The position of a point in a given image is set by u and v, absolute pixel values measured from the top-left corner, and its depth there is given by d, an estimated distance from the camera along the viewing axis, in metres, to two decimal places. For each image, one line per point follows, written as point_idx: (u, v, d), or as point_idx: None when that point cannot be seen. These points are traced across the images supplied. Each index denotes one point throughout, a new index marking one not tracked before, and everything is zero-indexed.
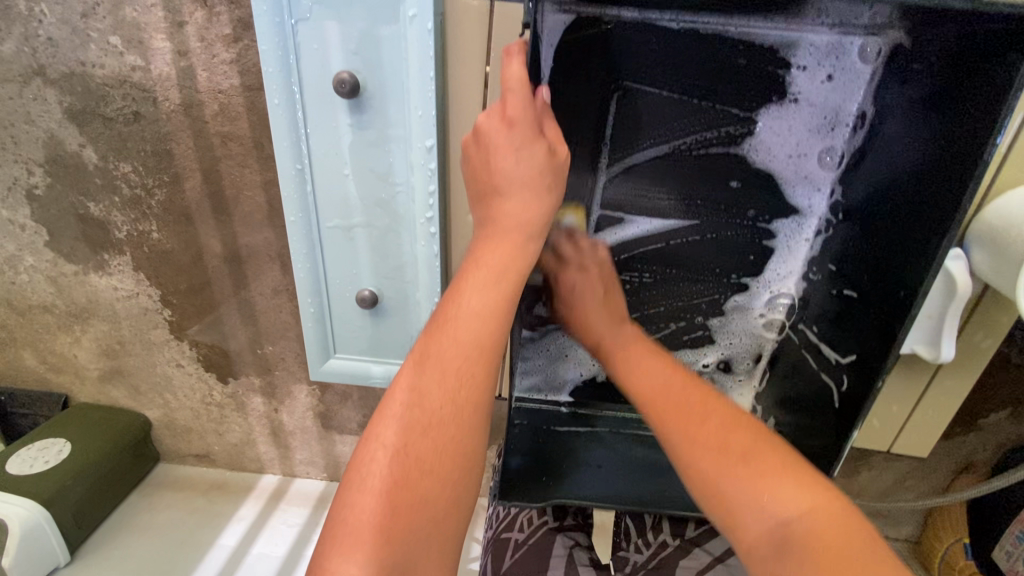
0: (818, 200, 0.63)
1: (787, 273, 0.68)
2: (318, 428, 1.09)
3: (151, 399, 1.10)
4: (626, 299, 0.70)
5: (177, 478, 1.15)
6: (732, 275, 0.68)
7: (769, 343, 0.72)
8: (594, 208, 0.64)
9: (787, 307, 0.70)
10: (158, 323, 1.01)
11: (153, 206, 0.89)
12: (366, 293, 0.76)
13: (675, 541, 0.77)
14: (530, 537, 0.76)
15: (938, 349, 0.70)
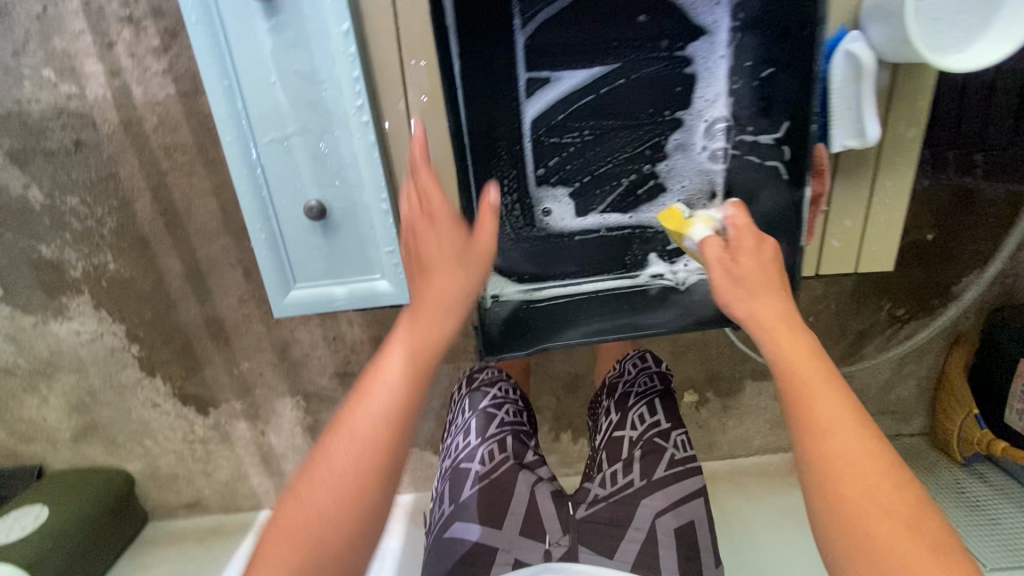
0: (721, 12, 0.52)
1: (715, 97, 0.56)
2: (309, 444, 1.04)
3: (131, 450, 1.05)
4: (572, 164, 0.58)
5: (171, 530, 1.10)
6: (667, 110, 0.57)
7: (721, 176, 0.58)
8: (511, 63, 0.53)
9: (729, 131, 0.57)
10: (127, 362, 0.98)
11: (106, 235, 0.88)
12: (313, 203, 0.55)
13: (642, 482, 0.66)
14: (493, 469, 0.67)
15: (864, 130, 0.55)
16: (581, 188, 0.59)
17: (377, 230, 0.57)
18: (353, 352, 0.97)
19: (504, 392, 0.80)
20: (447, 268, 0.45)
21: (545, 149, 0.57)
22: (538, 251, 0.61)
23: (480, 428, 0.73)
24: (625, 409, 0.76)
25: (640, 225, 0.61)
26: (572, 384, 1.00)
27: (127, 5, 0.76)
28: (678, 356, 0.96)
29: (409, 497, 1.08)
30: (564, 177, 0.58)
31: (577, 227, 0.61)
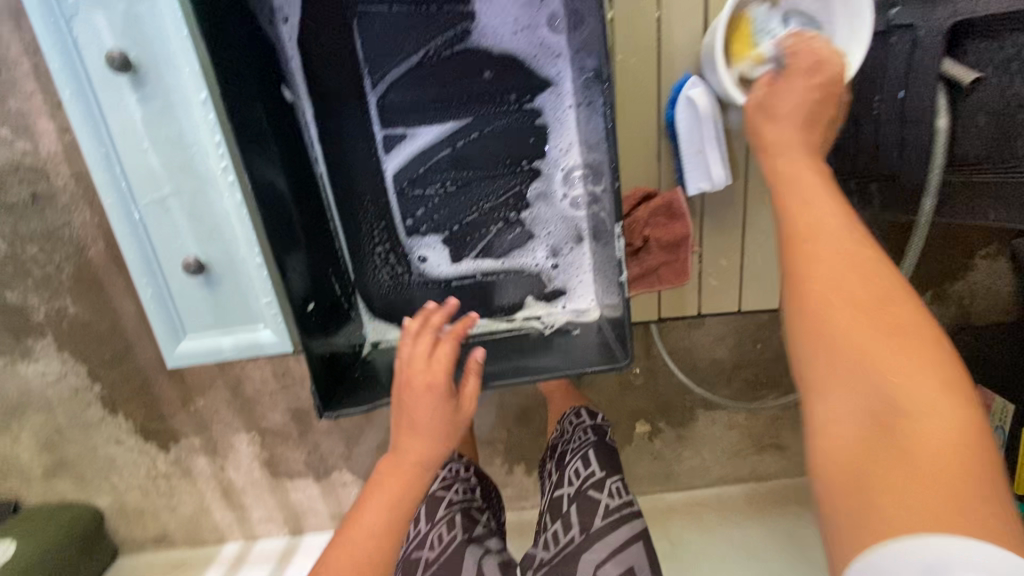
0: (563, 65, 0.64)
1: (568, 146, 0.67)
2: (268, 478, 1.06)
3: (100, 486, 1.08)
4: (441, 211, 0.68)
5: (138, 565, 1.12)
6: (523, 161, 0.67)
7: (582, 220, 0.69)
8: (375, 129, 0.65)
9: (581, 177, 0.67)
10: (91, 401, 1.01)
11: (64, 281, 0.93)
12: (191, 259, 0.65)
13: (581, 535, 0.64)
14: (440, 556, 0.64)
15: (713, 175, 0.70)
16: (457, 233, 0.69)
17: (255, 284, 0.68)
18: (303, 388, 0.99)
19: (453, 468, 0.73)
20: (427, 433, 0.55)
21: (415, 199, 0.68)
22: (420, 293, 0.70)
23: (427, 508, 0.68)
24: (562, 467, 0.71)
25: (509, 263, 0.70)
26: (522, 417, 0.99)
27: None
28: (625, 386, 0.95)
29: None
30: (437, 223, 0.69)
31: (455, 267, 0.70)
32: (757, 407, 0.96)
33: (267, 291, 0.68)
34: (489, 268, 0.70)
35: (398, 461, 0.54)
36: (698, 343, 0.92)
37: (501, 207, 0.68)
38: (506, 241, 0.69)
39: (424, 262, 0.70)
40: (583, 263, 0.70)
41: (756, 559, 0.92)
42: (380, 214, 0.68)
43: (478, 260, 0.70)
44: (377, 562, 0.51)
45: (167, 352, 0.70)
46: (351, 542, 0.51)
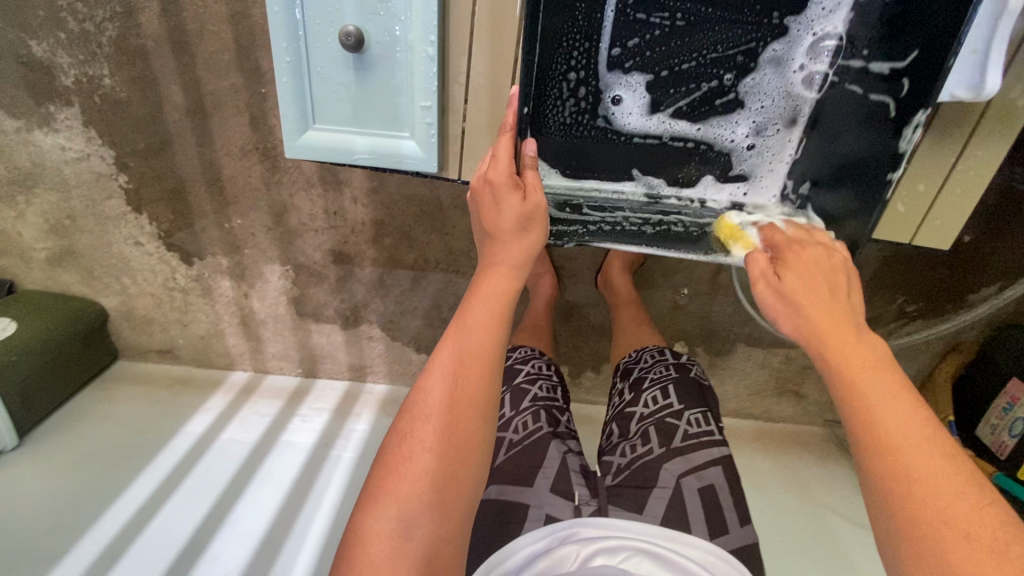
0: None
1: (834, 8, 0.57)
2: (292, 316, 1.02)
3: (108, 285, 1.01)
4: (656, 49, 0.58)
5: (140, 373, 1.08)
6: (775, 13, 0.57)
7: (807, 103, 0.62)
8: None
9: (834, 51, 0.59)
10: (113, 192, 0.92)
11: (105, 45, 0.80)
12: (350, 28, 0.49)
13: (661, 449, 0.63)
14: (526, 440, 0.65)
15: (981, 85, 0.51)
16: (666, 79, 0.60)
17: (416, 78, 0.52)
18: (351, 232, 0.93)
19: (537, 367, 0.75)
20: (507, 236, 0.51)
21: (633, 25, 0.57)
22: (605, 144, 0.64)
23: (513, 399, 0.69)
24: (639, 389, 0.70)
25: (709, 133, 0.63)
26: (569, 312, 0.97)
27: None
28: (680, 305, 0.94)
29: (381, 387, 1.08)
30: (647, 61, 0.59)
31: (653, 118, 0.62)
32: (794, 354, 0.98)
33: (429, 94, 0.53)
34: (687, 131, 0.63)
35: (494, 267, 0.50)
36: None
37: (729, 62, 0.59)
38: (717, 104, 0.61)
39: (619, 107, 0.62)
40: (786, 146, 0.64)
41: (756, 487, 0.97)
42: (587, 32, 0.56)
43: (674, 119, 0.62)
44: (484, 358, 0.46)
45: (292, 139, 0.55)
46: (457, 338, 0.47)
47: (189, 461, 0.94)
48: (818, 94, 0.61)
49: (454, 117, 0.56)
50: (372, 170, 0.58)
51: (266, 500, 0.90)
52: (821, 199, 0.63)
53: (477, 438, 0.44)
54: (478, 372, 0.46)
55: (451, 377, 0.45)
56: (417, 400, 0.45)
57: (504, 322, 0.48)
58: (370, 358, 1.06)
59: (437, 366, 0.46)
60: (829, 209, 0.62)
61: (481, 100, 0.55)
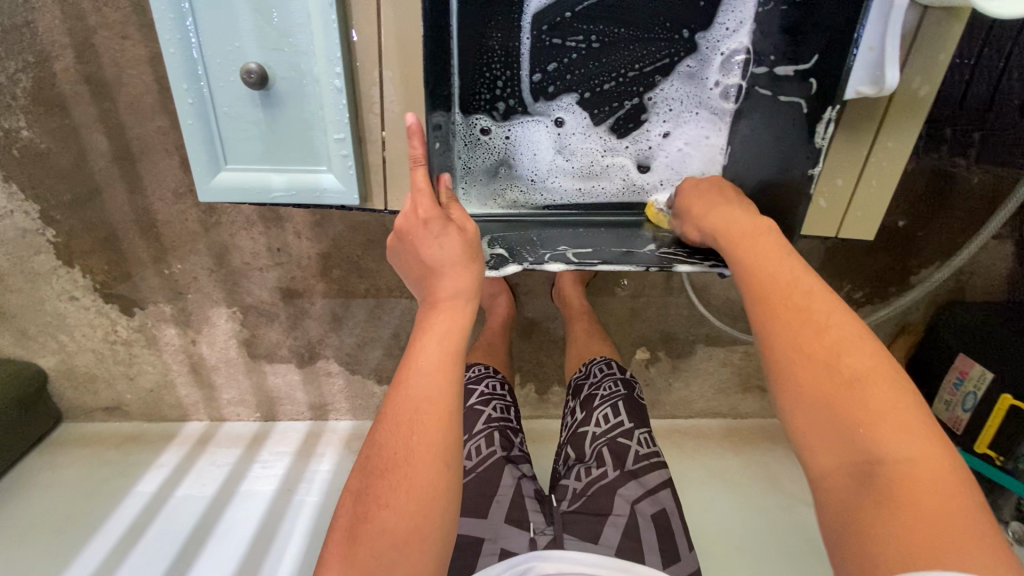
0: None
1: (737, 25, 0.59)
2: (244, 359, 0.99)
3: (44, 344, 0.96)
4: (576, 71, 0.59)
5: (85, 435, 1.02)
6: (685, 29, 0.59)
7: (727, 114, 0.62)
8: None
9: (744, 64, 0.60)
10: (41, 247, 0.88)
11: (19, 96, 0.77)
12: (252, 65, 0.48)
13: (616, 471, 0.62)
14: (478, 466, 0.63)
15: (881, 78, 0.51)
16: (589, 100, 0.61)
17: (326, 110, 0.51)
18: (299, 267, 0.90)
19: (491, 387, 0.72)
20: (447, 266, 0.49)
21: (551, 50, 0.58)
22: (536, 167, 0.64)
23: (466, 423, 0.67)
24: (590, 407, 0.69)
25: (635, 148, 0.63)
26: (528, 329, 0.96)
27: None
28: (637, 311, 0.95)
29: (346, 423, 1.05)
30: (570, 83, 0.60)
31: (584, 140, 0.63)
32: (752, 350, 0.98)
33: (342, 126, 0.51)
34: (616, 150, 0.63)
35: (435, 307, 0.48)
36: (716, 280, 0.91)
37: (645, 83, 0.60)
38: (637, 122, 0.62)
39: (555, 129, 0.62)
40: (716, 150, 0.64)
41: (733, 487, 0.96)
42: (505, 60, 0.58)
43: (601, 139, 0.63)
44: (439, 403, 0.43)
45: (204, 182, 0.53)
46: (403, 387, 0.44)
47: (141, 523, 0.89)
48: (735, 106, 0.62)
49: (372, 147, 0.54)
50: (294, 207, 0.56)
51: (228, 556, 0.86)
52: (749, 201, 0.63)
53: (427, 480, 0.41)
54: (431, 417, 0.43)
55: (401, 424, 0.43)
56: (369, 456, 0.43)
57: (460, 363, 0.46)
58: (330, 395, 1.03)
59: (389, 418, 0.44)
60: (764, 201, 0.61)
61: (399, 128, 0.53)
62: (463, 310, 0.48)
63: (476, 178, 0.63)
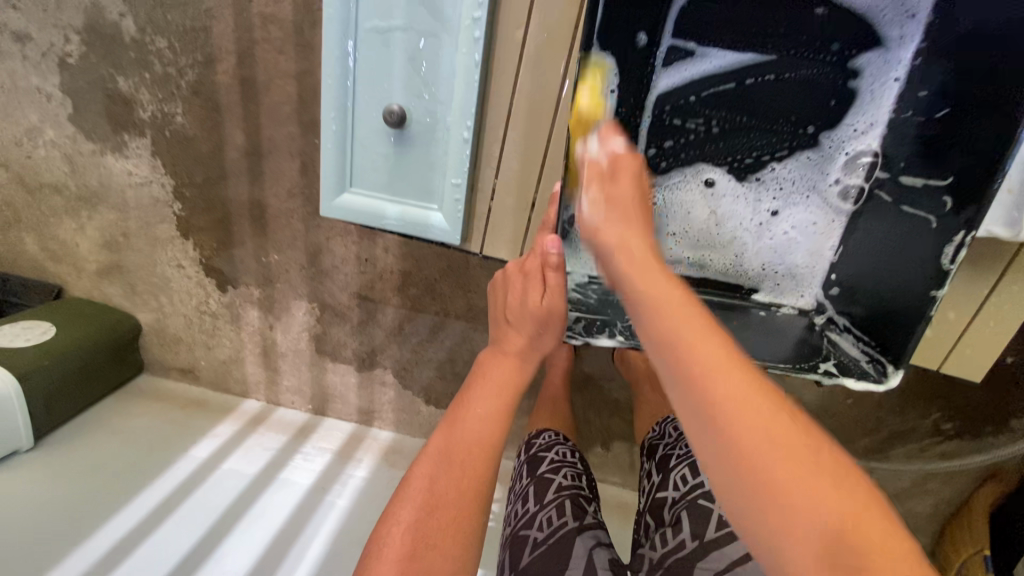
0: (914, 28, 0.51)
1: (868, 126, 0.57)
2: (311, 352, 1.04)
3: (146, 301, 1.07)
4: (690, 152, 0.58)
5: (159, 390, 1.11)
6: (810, 126, 0.57)
7: (843, 214, 0.60)
8: (665, 33, 0.52)
9: (870, 166, 0.58)
10: (165, 218, 0.98)
11: (182, 87, 0.88)
12: (395, 108, 0.53)
13: (695, 541, 0.55)
14: (551, 537, 0.59)
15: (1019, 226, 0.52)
16: (713, 181, 0.60)
17: (448, 159, 0.55)
18: (379, 279, 0.95)
19: (560, 454, 0.72)
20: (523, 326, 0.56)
21: (670, 130, 0.57)
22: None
23: (537, 491, 0.65)
24: (666, 469, 0.67)
25: (747, 230, 0.61)
26: (585, 385, 0.95)
27: None
28: None
29: (387, 434, 1.08)
30: (684, 161, 0.59)
31: (697, 220, 0.61)
32: None
33: (461, 173, 0.56)
34: (723, 235, 0.62)
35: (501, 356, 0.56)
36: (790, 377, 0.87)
37: (759, 169, 0.59)
38: (752, 203, 0.60)
39: (704, 189, 0.60)
40: (825, 246, 0.62)
41: None
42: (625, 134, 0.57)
43: (710, 219, 0.61)
44: (489, 447, 0.49)
45: (328, 201, 0.58)
46: (459, 430, 0.50)
47: (189, 486, 0.92)
48: (853, 207, 0.60)
49: (482, 196, 0.59)
50: (400, 235, 0.60)
51: (257, 537, 0.88)
52: (856, 302, 0.60)
53: (467, 522, 0.46)
54: (481, 461, 0.49)
55: (454, 460, 0.48)
56: (425, 493, 0.46)
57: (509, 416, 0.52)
58: (379, 403, 1.06)
59: (444, 451, 0.48)
60: (876, 305, 0.58)
61: (511, 183, 0.58)
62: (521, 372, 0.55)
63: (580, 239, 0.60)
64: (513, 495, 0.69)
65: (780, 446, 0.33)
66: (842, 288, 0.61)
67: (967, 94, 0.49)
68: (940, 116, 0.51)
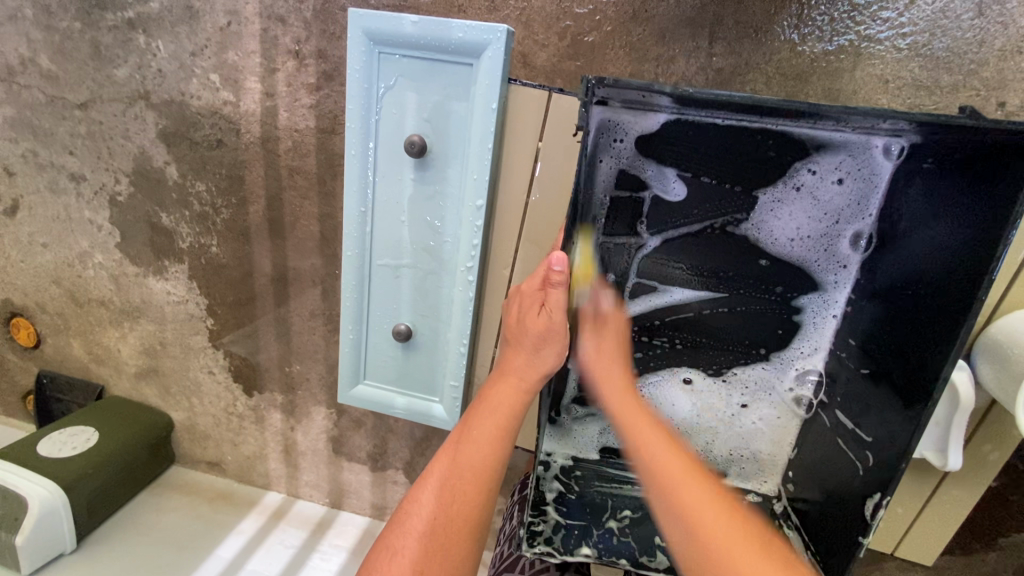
0: (846, 277, 0.64)
1: (813, 350, 0.67)
2: (329, 452, 1.11)
3: (179, 401, 1.15)
4: (658, 361, 0.70)
5: (189, 482, 1.19)
6: (762, 348, 0.68)
7: (798, 417, 0.69)
8: (629, 277, 0.67)
9: (817, 384, 0.68)
10: (199, 330, 1.07)
11: (218, 223, 0.97)
12: (402, 327, 0.73)
13: None
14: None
15: (945, 455, 0.66)
16: (688, 385, 0.70)
17: (447, 366, 0.74)
18: None
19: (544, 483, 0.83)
20: (482, 430, 0.54)
21: (639, 343, 0.70)
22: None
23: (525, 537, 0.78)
24: None
25: (719, 421, 0.70)
26: None
27: (298, 42, 0.82)
28: None
29: None
30: (654, 367, 0.70)
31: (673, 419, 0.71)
32: None
33: (457, 376, 0.74)
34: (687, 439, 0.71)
35: (505, 377, 0.58)
36: None
37: (723, 373, 0.69)
38: (724, 399, 0.70)
39: (685, 385, 0.70)
40: (785, 441, 0.70)
41: None
42: None
43: (686, 413, 0.71)
44: (428, 531, 0.50)
45: (346, 389, 0.78)
46: (404, 522, 0.51)
47: None
48: (807, 413, 0.69)
49: None
50: (406, 417, 0.79)
51: None
52: (811, 491, 0.66)
53: None
54: (418, 551, 0.49)
55: (393, 553, 0.49)
56: (427, 527, 0.50)
57: (450, 505, 0.51)
58: (391, 500, 1.12)
59: (386, 546, 0.50)
60: (828, 493, 0.64)
61: None
62: (475, 478, 0.52)
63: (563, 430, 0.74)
64: (504, 534, 0.81)
65: (683, 479, 0.49)
66: (797, 482, 0.69)
67: (884, 363, 0.59)
68: (866, 370, 0.62)
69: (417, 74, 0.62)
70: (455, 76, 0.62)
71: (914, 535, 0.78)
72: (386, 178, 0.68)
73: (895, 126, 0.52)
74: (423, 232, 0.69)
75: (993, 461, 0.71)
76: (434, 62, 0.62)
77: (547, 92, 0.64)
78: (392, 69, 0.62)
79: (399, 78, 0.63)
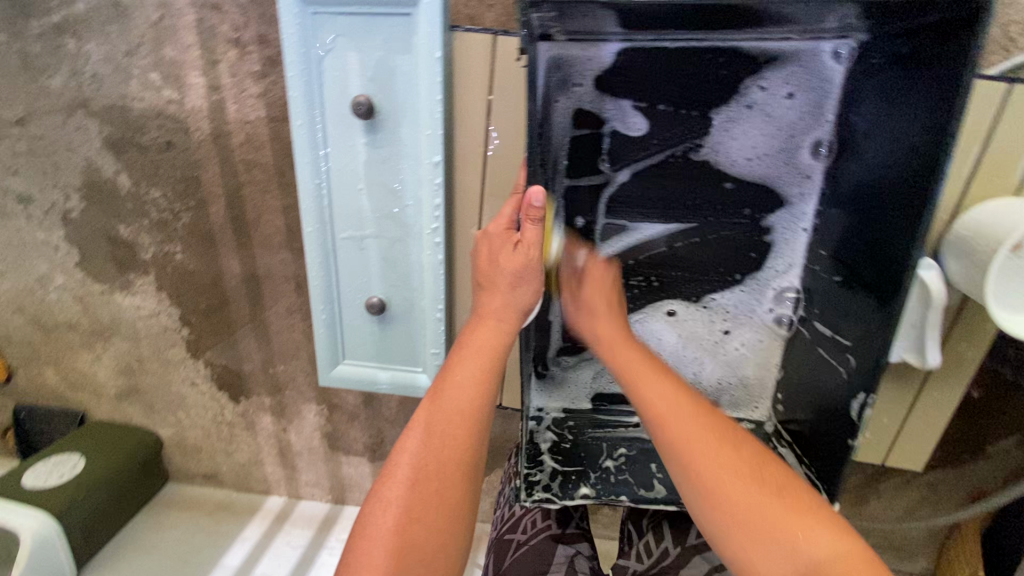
0: (811, 188, 0.64)
1: (787, 267, 0.68)
2: (325, 449, 1.10)
3: (164, 418, 1.13)
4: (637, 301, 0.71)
5: (185, 498, 1.16)
6: (736, 273, 0.68)
7: (780, 335, 0.70)
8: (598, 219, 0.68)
9: (795, 300, 0.69)
10: (175, 341, 1.05)
11: (179, 229, 0.94)
12: (375, 300, 0.73)
13: (676, 549, 0.74)
14: (531, 539, 0.74)
15: (925, 356, 0.68)
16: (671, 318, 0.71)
17: (427, 334, 0.74)
18: None
19: None
20: (467, 379, 0.53)
21: None
22: None
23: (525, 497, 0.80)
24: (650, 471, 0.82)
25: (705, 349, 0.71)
26: None
27: (237, 29, 0.79)
28: None
29: None
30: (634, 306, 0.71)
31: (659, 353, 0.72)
32: None
33: (438, 344, 0.74)
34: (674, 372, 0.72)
35: (483, 321, 0.56)
36: None
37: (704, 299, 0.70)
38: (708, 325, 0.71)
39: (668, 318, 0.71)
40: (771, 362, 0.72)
41: None
42: None
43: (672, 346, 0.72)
44: (416, 478, 0.50)
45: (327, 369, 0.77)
46: (392, 469, 0.51)
47: None
48: (788, 331, 0.70)
49: None
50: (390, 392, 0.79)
51: None
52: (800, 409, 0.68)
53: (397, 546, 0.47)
54: (407, 497, 0.49)
55: (382, 499, 0.49)
56: (413, 474, 0.50)
57: (439, 453, 0.51)
58: None
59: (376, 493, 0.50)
60: (814, 406, 0.66)
61: None
62: (462, 423, 0.52)
63: (551, 380, 0.73)
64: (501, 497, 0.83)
65: (704, 437, 0.52)
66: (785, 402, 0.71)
67: (855, 267, 0.59)
68: (838, 279, 0.62)
69: (355, 31, 0.60)
70: (394, 28, 0.60)
71: (902, 447, 0.80)
72: (338, 144, 0.66)
73: (842, 22, 0.53)
74: (384, 198, 0.68)
75: (970, 365, 0.74)
76: (371, 16, 0.60)
77: (492, 35, 0.63)
78: (327, 28, 0.60)
79: (336, 37, 0.61)
